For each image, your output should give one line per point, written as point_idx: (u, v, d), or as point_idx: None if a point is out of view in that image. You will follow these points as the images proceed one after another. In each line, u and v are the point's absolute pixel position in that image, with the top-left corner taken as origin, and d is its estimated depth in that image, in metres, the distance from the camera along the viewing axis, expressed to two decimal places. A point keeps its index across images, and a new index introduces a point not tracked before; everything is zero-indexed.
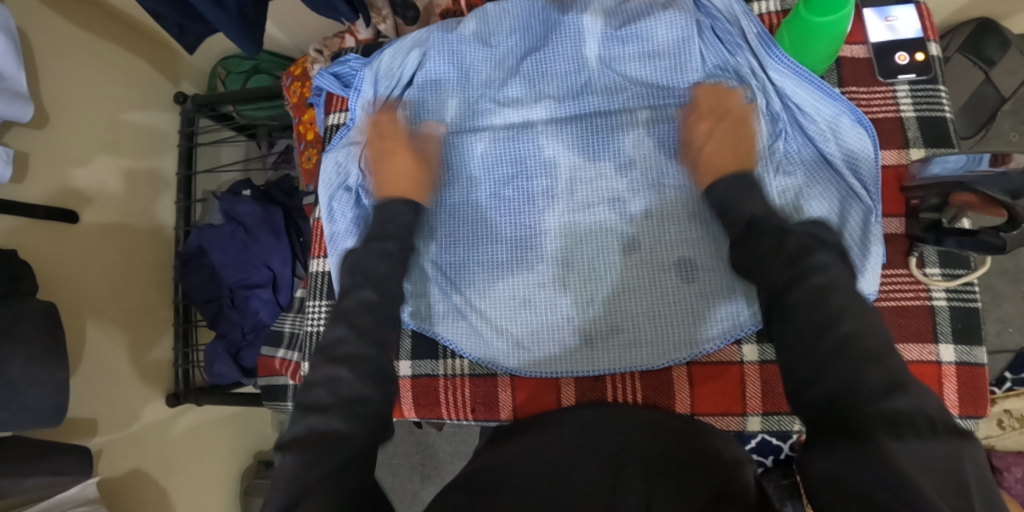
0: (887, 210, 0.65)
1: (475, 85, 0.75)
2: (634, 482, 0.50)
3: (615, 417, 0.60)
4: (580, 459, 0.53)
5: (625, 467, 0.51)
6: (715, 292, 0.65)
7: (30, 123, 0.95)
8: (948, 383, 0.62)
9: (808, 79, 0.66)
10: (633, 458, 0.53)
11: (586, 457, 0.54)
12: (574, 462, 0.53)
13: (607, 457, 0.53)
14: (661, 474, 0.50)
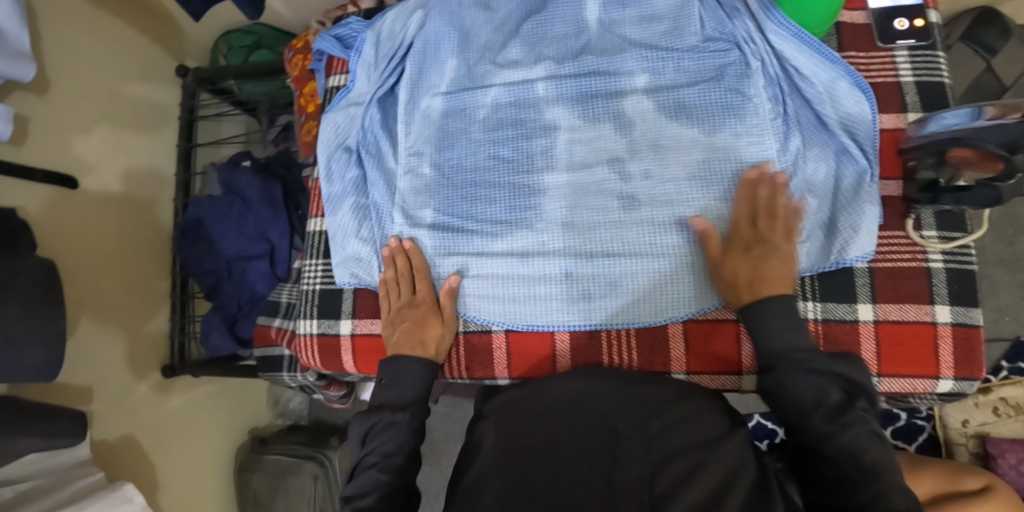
0: (885, 172, 0.65)
1: (475, 48, 0.74)
2: (635, 454, 0.52)
3: (610, 383, 0.60)
4: (582, 434, 0.54)
5: (624, 440, 0.53)
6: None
7: (32, 87, 0.94)
8: (944, 344, 0.62)
9: (808, 42, 0.66)
10: (631, 428, 0.54)
11: (587, 433, 0.54)
12: (574, 438, 0.54)
13: (606, 430, 0.54)
14: (660, 446, 0.52)
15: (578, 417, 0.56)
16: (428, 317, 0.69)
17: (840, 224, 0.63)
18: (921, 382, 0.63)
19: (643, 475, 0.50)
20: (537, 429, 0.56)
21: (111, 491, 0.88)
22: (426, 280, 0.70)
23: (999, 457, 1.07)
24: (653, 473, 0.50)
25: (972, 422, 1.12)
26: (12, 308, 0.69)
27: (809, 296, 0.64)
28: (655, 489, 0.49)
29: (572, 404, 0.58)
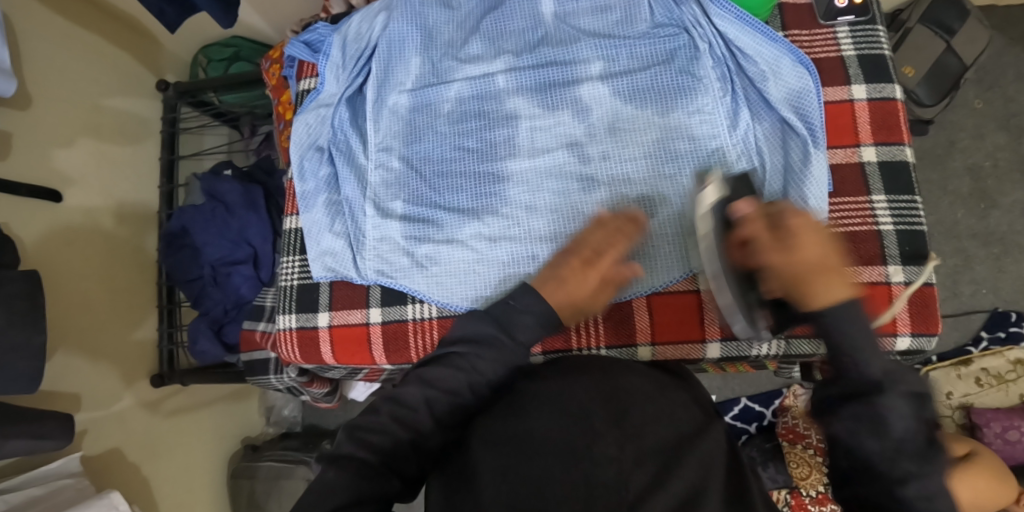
0: (834, 142, 0.69)
1: (437, 45, 0.77)
2: (612, 453, 0.42)
3: (591, 377, 0.48)
4: (552, 431, 0.44)
5: (601, 438, 0.43)
6: (676, 226, 0.67)
7: (14, 104, 0.97)
8: (899, 301, 0.65)
9: (751, 23, 0.68)
10: (609, 424, 0.44)
11: (563, 430, 0.44)
12: (545, 436, 0.44)
13: (582, 426, 0.44)
14: (641, 444, 0.43)
15: (552, 414, 0.45)
16: (593, 281, 0.59)
17: (791, 194, 0.66)
18: (880, 341, 0.65)
19: (618, 475, 0.40)
20: (504, 431, 0.45)
21: (97, 499, 0.89)
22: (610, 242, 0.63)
23: (984, 427, 1.08)
24: (627, 473, 0.41)
25: (956, 393, 1.14)
26: None
27: None
28: (631, 493, 0.40)
29: (546, 400, 0.47)
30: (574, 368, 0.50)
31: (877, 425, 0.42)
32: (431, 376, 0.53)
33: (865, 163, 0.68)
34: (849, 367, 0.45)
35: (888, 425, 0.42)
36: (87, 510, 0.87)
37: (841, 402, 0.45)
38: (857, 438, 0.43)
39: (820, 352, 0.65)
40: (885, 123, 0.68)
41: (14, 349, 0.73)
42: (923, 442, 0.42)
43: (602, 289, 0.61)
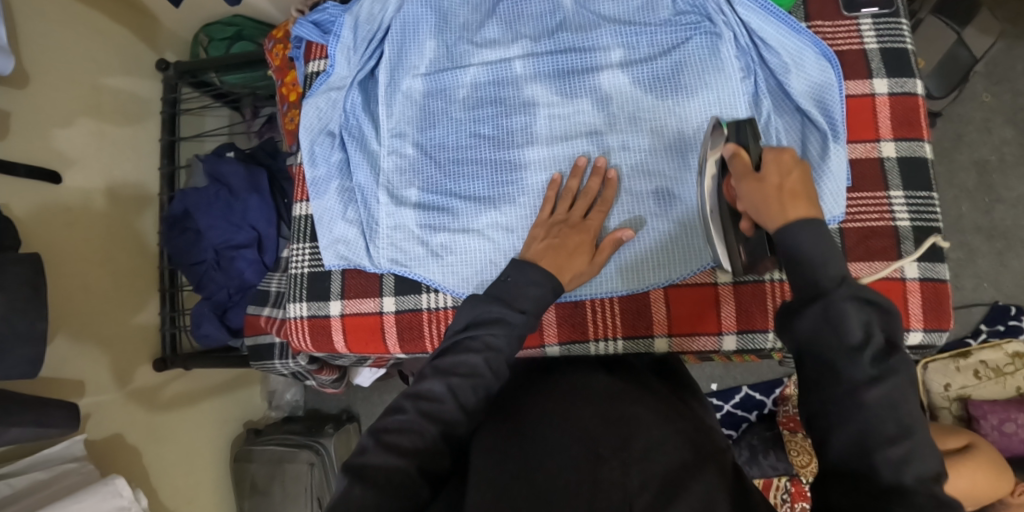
0: (855, 136, 0.68)
1: (452, 28, 0.75)
2: (616, 478, 0.42)
3: (596, 407, 0.50)
4: (558, 455, 0.44)
5: (606, 464, 0.43)
6: (662, 236, 0.67)
7: (11, 83, 0.95)
8: (913, 297, 0.65)
9: (774, 14, 0.68)
10: (613, 449, 0.44)
11: (569, 454, 0.44)
12: (550, 459, 0.44)
13: (586, 451, 0.44)
14: (650, 465, 0.43)
15: (557, 440, 0.46)
16: (582, 246, 0.63)
17: None
18: None
19: (621, 500, 0.40)
20: (509, 448, 0.46)
21: (102, 484, 0.88)
22: (604, 216, 0.66)
23: (982, 419, 1.10)
24: (631, 497, 0.41)
25: (954, 385, 1.15)
26: None
27: None
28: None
29: (548, 427, 0.47)
30: (573, 395, 0.52)
31: (831, 326, 0.41)
32: (448, 365, 0.52)
33: (884, 158, 0.67)
34: (801, 274, 0.45)
35: (843, 327, 0.40)
36: (92, 496, 0.86)
37: (796, 310, 0.43)
38: (815, 340, 0.41)
39: None
40: (907, 118, 0.68)
41: (16, 334, 0.72)
42: (884, 344, 0.39)
43: (597, 256, 0.64)
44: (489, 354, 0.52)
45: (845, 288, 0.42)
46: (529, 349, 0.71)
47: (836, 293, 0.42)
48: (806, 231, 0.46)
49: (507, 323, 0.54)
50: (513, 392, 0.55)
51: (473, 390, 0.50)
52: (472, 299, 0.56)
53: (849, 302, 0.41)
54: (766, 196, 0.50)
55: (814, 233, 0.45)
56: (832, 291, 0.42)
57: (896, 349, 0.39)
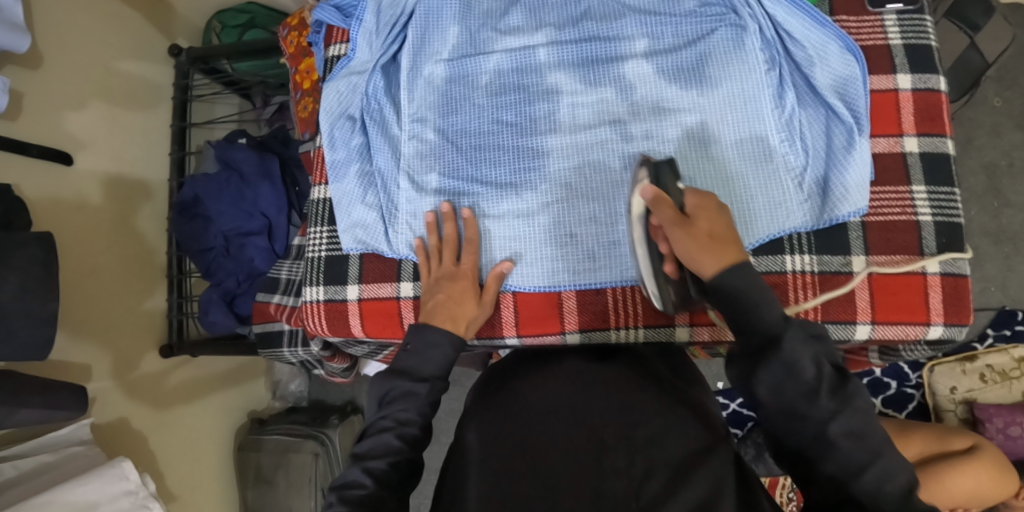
0: (880, 130, 0.68)
1: (476, 15, 0.75)
2: (621, 466, 0.45)
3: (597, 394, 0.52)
4: (564, 444, 0.48)
5: (609, 452, 0.46)
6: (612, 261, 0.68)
7: (25, 64, 0.94)
8: (934, 292, 0.65)
9: (799, 7, 0.68)
10: (617, 438, 0.47)
11: (574, 445, 0.47)
12: (556, 450, 0.47)
13: (591, 440, 0.47)
14: (651, 456, 0.46)
15: (563, 429, 0.49)
16: (466, 292, 0.66)
17: (831, 182, 0.65)
18: (914, 329, 0.65)
19: (630, 486, 0.43)
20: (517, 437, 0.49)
21: (109, 467, 0.86)
22: (474, 258, 0.69)
23: (986, 421, 1.10)
24: (638, 483, 0.44)
25: (960, 388, 1.16)
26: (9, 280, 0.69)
27: (805, 250, 0.66)
28: (642, 501, 0.43)
29: (549, 419, 0.50)
30: (568, 383, 0.55)
31: (788, 375, 0.46)
32: (365, 449, 0.55)
33: (907, 153, 0.68)
34: (749, 317, 0.49)
35: (799, 371, 0.46)
36: (99, 480, 0.85)
37: (757, 365, 0.48)
38: (779, 387, 0.47)
39: (853, 340, 0.65)
40: (929, 114, 0.68)
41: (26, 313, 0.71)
42: (832, 379, 0.46)
43: (481, 297, 0.67)
44: (402, 430, 0.55)
45: (792, 330, 0.47)
46: (548, 336, 0.70)
47: (787, 340, 0.47)
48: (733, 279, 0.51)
49: (417, 398, 0.57)
50: (510, 381, 0.58)
51: (393, 467, 0.53)
52: (383, 375, 0.59)
53: (800, 344, 0.47)
54: (692, 247, 0.52)
55: (743, 284, 0.50)
56: (784, 333, 0.47)
57: (842, 374, 0.47)
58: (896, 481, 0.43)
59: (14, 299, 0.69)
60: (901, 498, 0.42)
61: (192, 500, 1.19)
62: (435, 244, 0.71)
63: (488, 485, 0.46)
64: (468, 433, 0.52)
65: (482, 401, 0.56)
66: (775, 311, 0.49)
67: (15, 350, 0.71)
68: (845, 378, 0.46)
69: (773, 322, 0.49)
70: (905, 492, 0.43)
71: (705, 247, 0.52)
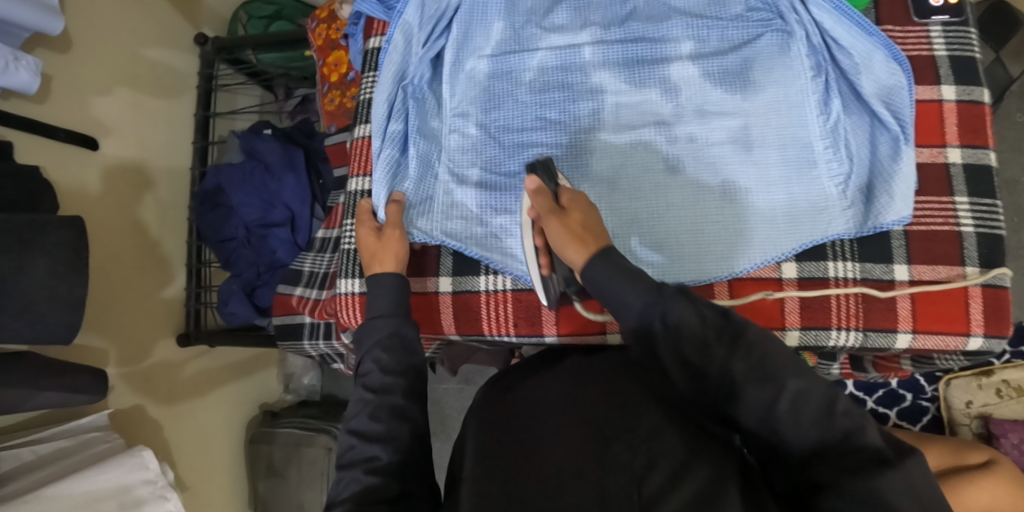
0: (924, 141, 0.68)
1: (520, 11, 0.75)
2: (623, 459, 0.48)
3: (596, 391, 0.55)
4: (565, 441, 0.50)
5: (614, 444, 0.49)
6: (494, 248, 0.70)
7: (55, 46, 0.93)
8: (974, 303, 0.65)
9: (847, 14, 0.68)
10: (619, 431, 0.50)
11: (580, 439, 0.50)
12: (562, 442, 0.50)
13: (594, 436, 0.50)
14: (655, 449, 0.48)
15: (565, 426, 0.52)
16: (366, 236, 0.69)
17: (876, 191, 0.66)
18: (953, 339, 0.65)
19: (632, 480, 0.46)
20: (515, 437, 0.52)
21: (129, 456, 0.83)
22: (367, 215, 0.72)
23: (1003, 437, 1.09)
24: (640, 477, 0.46)
25: (975, 402, 1.14)
26: (40, 262, 0.66)
27: (848, 257, 0.66)
28: (643, 495, 0.45)
29: (552, 417, 0.53)
30: (574, 384, 0.57)
31: (678, 337, 0.50)
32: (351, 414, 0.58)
33: (950, 164, 0.68)
34: (618, 306, 0.54)
35: (683, 331, 0.50)
36: (118, 468, 0.81)
37: (652, 334, 0.52)
38: (673, 347, 0.51)
39: (892, 348, 0.65)
40: (972, 126, 0.68)
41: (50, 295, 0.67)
42: (715, 323, 0.51)
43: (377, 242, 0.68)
44: (367, 381, 0.59)
45: (665, 296, 0.52)
46: (589, 336, 0.70)
47: (661, 307, 0.52)
48: (601, 264, 0.55)
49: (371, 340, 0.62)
50: (526, 378, 0.61)
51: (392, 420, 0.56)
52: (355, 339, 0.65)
53: (677, 308, 0.51)
54: (559, 237, 0.59)
55: (607, 266, 0.55)
56: (667, 300, 0.52)
57: (727, 318, 0.51)
58: (812, 399, 0.46)
59: (42, 283, 0.67)
60: (822, 416, 0.45)
61: (201, 490, 1.18)
62: (477, 239, 0.71)
63: (484, 490, 0.47)
64: (468, 433, 0.54)
65: (495, 395, 0.59)
66: (649, 281, 0.54)
67: (37, 336, 0.67)
68: (726, 319, 0.51)
69: (646, 295, 0.53)
70: (825, 410, 0.45)
71: (568, 238, 0.58)
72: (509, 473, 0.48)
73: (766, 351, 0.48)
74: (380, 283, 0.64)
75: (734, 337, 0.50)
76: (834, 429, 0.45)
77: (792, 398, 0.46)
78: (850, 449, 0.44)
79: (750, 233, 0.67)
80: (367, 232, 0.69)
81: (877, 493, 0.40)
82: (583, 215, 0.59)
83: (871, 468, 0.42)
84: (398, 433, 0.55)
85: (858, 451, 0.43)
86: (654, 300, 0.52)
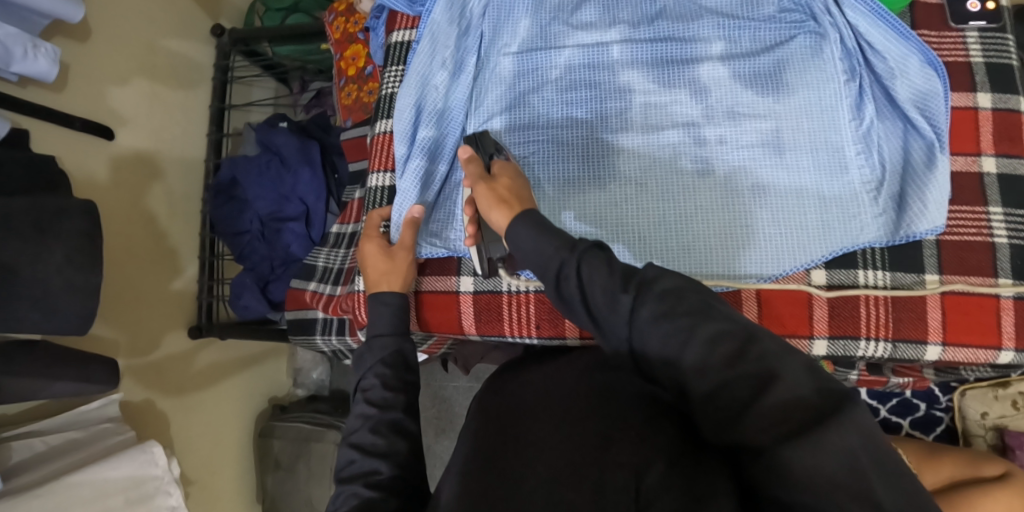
0: (959, 149, 0.67)
1: (548, 7, 0.74)
2: (623, 457, 0.43)
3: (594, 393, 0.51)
4: (560, 443, 0.46)
5: (614, 445, 0.45)
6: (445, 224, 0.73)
7: (73, 35, 0.92)
8: (1006, 315, 0.63)
9: (883, 17, 0.66)
10: (619, 430, 0.46)
11: (575, 441, 0.46)
12: (555, 445, 0.46)
13: (593, 436, 0.46)
14: (651, 449, 0.44)
15: (560, 427, 0.48)
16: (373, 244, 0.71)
17: (910, 198, 0.64)
18: (983, 352, 0.63)
19: (629, 479, 0.42)
20: (510, 439, 0.49)
21: (139, 452, 0.82)
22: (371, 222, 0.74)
23: (1019, 449, 0.97)
24: (638, 474, 0.42)
25: (990, 414, 1.00)
26: (57, 254, 0.65)
27: (879, 266, 0.65)
28: (642, 495, 0.41)
29: (548, 420, 0.50)
30: (574, 385, 0.53)
31: (585, 285, 0.49)
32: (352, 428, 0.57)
33: (985, 174, 0.66)
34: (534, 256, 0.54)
35: (591, 289, 0.48)
36: (128, 463, 0.80)
37: (562, 288, 0.51)
38: (585, 300, 0.49)
39: (921, 359, 0.64)
40: (1008, 134, 0.67)
41: (68, 287, 0.67)
42: (622, 274, 0.48)
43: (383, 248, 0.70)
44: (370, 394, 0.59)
45: (573, 254, 0.51)
46: None
47: (571, 261, 0.50)
48: (520, 225, 0.56)
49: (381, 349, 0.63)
50: (523, 377, 0.59)
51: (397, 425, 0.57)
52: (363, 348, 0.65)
53: (588, 262, 0.49)
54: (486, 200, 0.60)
55: (525, 228, 0.55)
56: (580, 255, 0.50)
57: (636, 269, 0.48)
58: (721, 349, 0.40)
59: (58, 275, 0.66)
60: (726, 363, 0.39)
61: (209, 483, 1.17)
62: None
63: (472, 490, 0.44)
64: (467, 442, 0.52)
65: (490, 399, 0.56)
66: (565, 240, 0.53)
67: (50, 327, 0.66)
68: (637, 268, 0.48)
69: (557, 248, 0.52)
70: (735, 353, 0.39)
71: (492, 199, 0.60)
72: (494, 479, 0.45)
73: (679, 296, 0.44)
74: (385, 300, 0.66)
75: (641, 286, 0.46)
76: (747, 377, 0.38)
77: (702, 344, 0.41)
78: (764, 397, 0.37)
79: (774, 238, 0.66)
80: (372, 241, 0.71)
81: (806, 463, 0.33)
82: (512, 182, 0.61)
83: (796, 425, 0.35)
84: (396, 448, 0.55)
85: (775, 404, 0.36)
86: (565, 253, 0.51)
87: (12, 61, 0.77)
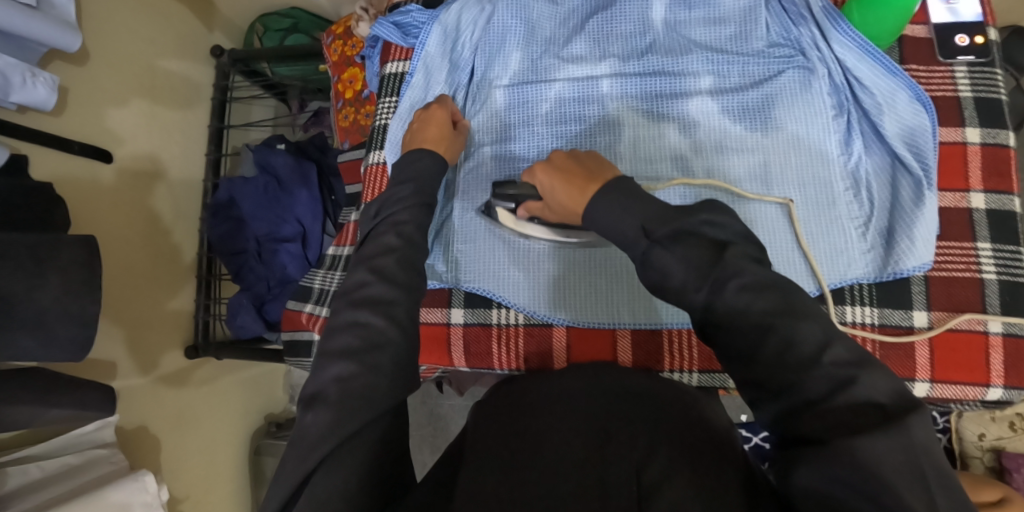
0: (948, 185, 0.67)
1: (539, 41, 0.75)
2: (624, 452, 0.41)
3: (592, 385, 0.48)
4: (558, 432, 0.43)
5: (612, 439, 0.42)
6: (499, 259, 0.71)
7: (73, 60, 0.94)
8: (995, 353, 0.63)
9: (871, 53, 0.67)
10: (621, 425, 0.43)
11: (573, 432, 0.43)
12: (565, 444, 0.42)
13: (592, 427, 0.43)
14: (650, 442, 0.41)
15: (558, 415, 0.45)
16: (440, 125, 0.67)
17: (897, 234, 0.64)
18: (972, 389, 0.63)
19: (629, 472, 0.39)
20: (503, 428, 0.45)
21: (130, 480, 0.83)
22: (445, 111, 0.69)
23: (1016, 472, 0.92)
24: (639, 466, 0.39)
25: (987, 435, 0.97)
26: (52, 286, 0.66)
27: (867, 303, 0.65)
28: (643, 485, 0.38)
29: (548, 410, 0.46)
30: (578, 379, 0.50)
31: (667, 264, 0.43)
32: None
33: (973, 210, 0.66)
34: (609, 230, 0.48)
35: (669, 275, 0.43)
36: (121, 491, 0.81)
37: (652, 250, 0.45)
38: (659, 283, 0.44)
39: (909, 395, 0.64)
40: (997, 170, 0.67)
41: (65, 316, 0.67)
42: (707, 257, 0.42)
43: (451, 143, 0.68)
44: None
45: (645, 241, 0.45)
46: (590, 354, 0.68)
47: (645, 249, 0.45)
48: (602, 203, 0.50)
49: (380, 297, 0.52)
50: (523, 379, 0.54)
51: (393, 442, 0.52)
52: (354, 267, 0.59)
53: (659, 249, 0.44)
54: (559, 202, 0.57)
55: (608, 205, 0.49)
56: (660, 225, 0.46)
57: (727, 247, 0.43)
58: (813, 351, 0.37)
59: (53, 306, 0.66)
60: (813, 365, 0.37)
61: (205, 501, 1.17)
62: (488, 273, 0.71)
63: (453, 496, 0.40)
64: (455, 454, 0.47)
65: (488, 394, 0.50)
66: (646, 212, 0.47)
67: (46, 356, 0.67)
68: (723, 253, 0.42)
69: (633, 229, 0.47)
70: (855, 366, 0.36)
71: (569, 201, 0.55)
72: (510, 483, 0.40)
73: (766, 290, 0.40)
74: (397, 221, 0.55)
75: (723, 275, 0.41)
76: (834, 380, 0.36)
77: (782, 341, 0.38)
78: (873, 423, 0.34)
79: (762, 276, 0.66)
80: (440, 130, 0.66)
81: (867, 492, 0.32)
82: (583, 169, 0.57)
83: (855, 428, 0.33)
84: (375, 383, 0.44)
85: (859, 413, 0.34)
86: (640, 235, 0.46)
87: (12, 89, 0.78)
